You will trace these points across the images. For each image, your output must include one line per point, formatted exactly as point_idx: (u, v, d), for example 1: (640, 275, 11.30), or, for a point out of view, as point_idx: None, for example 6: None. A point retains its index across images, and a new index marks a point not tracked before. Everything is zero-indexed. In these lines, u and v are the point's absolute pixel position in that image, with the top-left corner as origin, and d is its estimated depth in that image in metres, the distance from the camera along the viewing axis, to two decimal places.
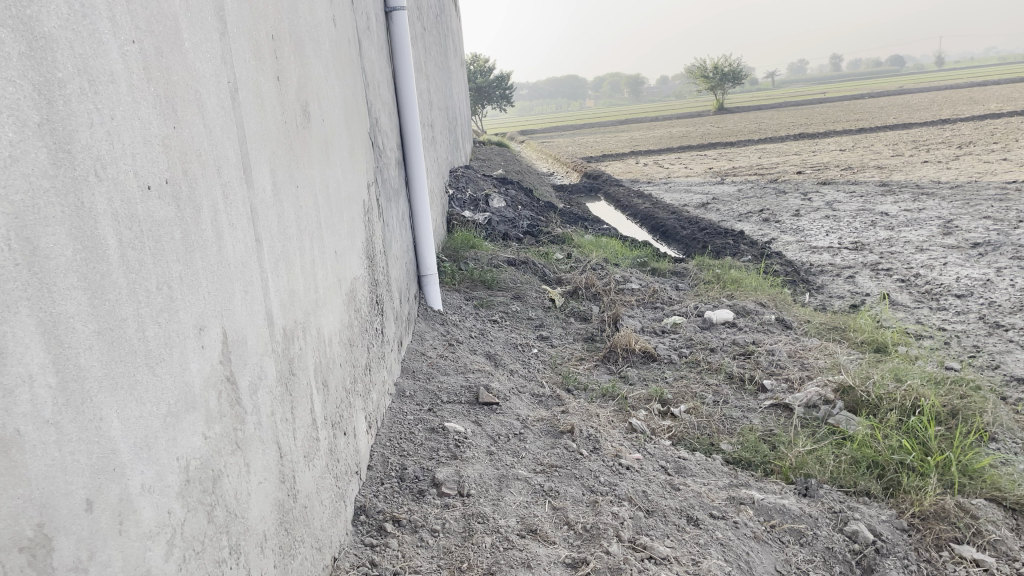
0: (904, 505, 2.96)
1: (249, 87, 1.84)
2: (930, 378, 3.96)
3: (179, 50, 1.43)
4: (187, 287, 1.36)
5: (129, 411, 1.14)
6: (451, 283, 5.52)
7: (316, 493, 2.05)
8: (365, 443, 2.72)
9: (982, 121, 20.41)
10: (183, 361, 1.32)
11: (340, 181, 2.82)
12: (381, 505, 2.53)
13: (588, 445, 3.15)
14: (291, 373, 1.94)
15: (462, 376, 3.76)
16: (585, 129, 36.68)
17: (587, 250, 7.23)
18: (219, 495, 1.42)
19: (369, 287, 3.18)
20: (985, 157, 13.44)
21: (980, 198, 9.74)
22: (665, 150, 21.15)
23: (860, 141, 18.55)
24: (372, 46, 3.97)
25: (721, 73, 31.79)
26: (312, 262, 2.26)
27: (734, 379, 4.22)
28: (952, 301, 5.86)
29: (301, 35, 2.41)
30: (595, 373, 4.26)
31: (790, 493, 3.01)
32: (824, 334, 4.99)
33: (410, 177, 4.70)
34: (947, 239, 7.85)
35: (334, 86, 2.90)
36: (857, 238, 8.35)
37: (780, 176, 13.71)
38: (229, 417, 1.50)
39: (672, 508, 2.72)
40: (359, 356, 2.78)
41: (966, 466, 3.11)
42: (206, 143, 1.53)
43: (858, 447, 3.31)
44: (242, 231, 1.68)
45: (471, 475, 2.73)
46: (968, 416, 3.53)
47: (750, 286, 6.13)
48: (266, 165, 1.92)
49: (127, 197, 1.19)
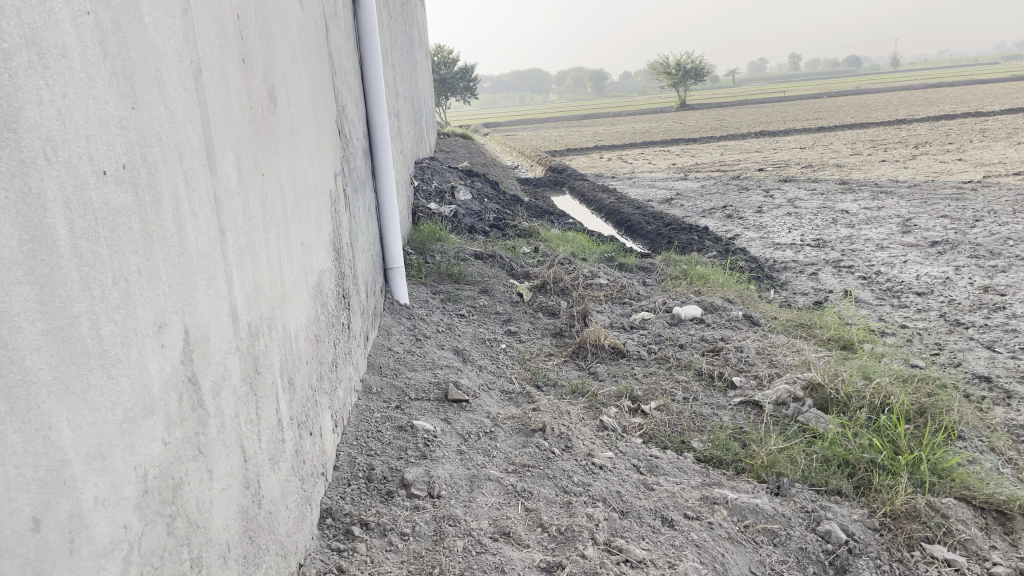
0: (875, 504, 2.96)
1: (214, 69, 1.73)
2: (897, 376, 3.98)
3: (138, 25, 1.32)
4: (146, 281, 1.26)
5: (81, 418, 1.04)
6: (417, 277, 5.42)
7: (281, 497, 1.95)
8: (331, 443, 2.63)
9: (936, 122, 20.81)
10: (142, 361, 1.22)
11: (306, 169, 2.71)
12: (348, 507, 2.44)
13: (560, 443, 3.10)
14: (255, 371, 1.84)
15: (430, 372, 3.67)
16: (548, 123, 36.66)
17: (554, 244, 7.19)
18: (180, 505, 1.32)
19: (335, 281, 3.08)
20: (941, 157, 13.67)
21: (937, 197, 9.89)
22: (628, 145, 21.22)
23: (820, 140, 18.77)
24: (339, 32, 3.85)
25: (684, 70, 31.87)
26: (277, 255, 2.15)
27: (703, 376, 4.19)
28: (913, 299, 5.92)
29: (266, 16, 2.29)
30: (564, 370, 4.21)
31: (763, 493, 2.99)
32: (791, 331, 4.99)
33: (376, 167, 4.59)
34: (906, 237, 7.96)
35: (301, 71, 2.78)
36: (819, 235, 8.42)
37: (742, 172, 13.82)
38: (191, 420, 1.40)
39: (647, 509, 2.67)
40: (325, 352, 2.68)
41: (935, 464, 3.12)
42: (168, 127, 1.42)
43: (829, 445, 3.31)
44: (205, 221, 1.58)
45: (442, 476, 2.65)
46: (936, 414, 3.56)
47: (717, 281, 6.12)
48: (230, 151, 1.81)
49: (80, 181, 1.09)
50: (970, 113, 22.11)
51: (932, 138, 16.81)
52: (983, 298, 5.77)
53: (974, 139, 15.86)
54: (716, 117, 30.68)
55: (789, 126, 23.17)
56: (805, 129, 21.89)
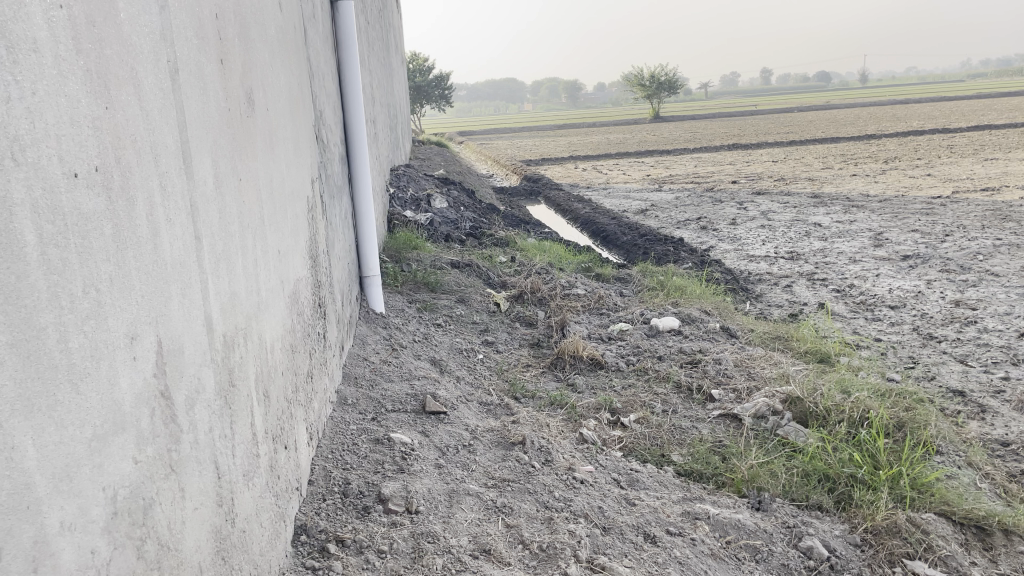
0: (856, 519, 2.95)
1: (191, 69, 1.67)
2: (876, 390, 3.99)
3: (113, 22, 1.26)
4: (117, 290, 1.19)
5: (47, 437, 0.97)
6: (394, 285, 5.36)
7: (255, 515, 1.88)
8: (306, 457, 2.56)
9: (905, 137, 21.14)
10: (113, 375, 1.15)
11: (284, 175, 2.65)
12: (323, 523, 2.37)
13: (540, 456, 3.05)
14: (230, 385, 1.76)
15: (407, 383, 3.59)
16: (522, 133, 36.73)
17: (531, 254, 7.15)
18: (151, 527, 1.25)
19: (312, 289, 3.01)
20: (910, 173, 13.86)
21: (907, 211, 10.01)
22: (603, 156, 21.28)
23: (792, 153, 18.96)
24: (318, 36, 3.79)
25: (657, 81, 32.11)
26: (254, 263, 2.09)
27: (682, 389, 4.16)
28: (886, 312, 5.97)
29: (245, 17, 2.23)
30: (543, 381, 4.16)
31: (744, 507, 2.97)
32: (768, 344, 4.99)
33: (354, 173, 4.52)
34: (878, 251, 8.04)
35: (279, 74, 2.72)
36: (793, 247, 8.47)
37: (715, 185, 13.89)
38: (164, 437, 1.34)
39: (628, 525, 2.63)
40: (301, 363, 2.62)
41: (915, 479, 3.13)
42: (142, 126, 1.36)
43: (809, 459, 3.30)
44: (181, 227, 1.51)
45: (420, 491, 2.58)
46: (914, 428, 3.57)
47: (694, 293, 6.12)
48: (207, 154, 1.74)
49: (49, 184, 1.02)
50: (937, 129, 22.50)
51: (901, 153, 17.07)
52: (954, 312, 5.83)
53: (942, 155, 16.14)
54: (690, 129, 30.85)
55: (761, 139, 23.45)
56: (777, 142, 22.11)
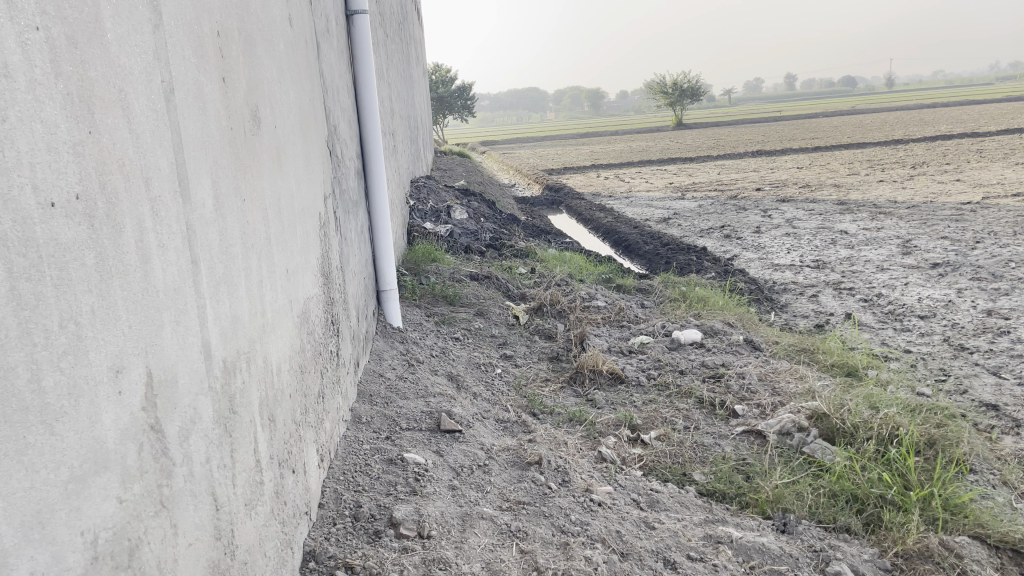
0: (886, 543, 2.84)
1: (189, 88, 1.62)
2: (905, 406, 3.86)
3: (99, 41, 1.22)
4: (101, 322, 1.14)
5: (15, 483, 0.92)
6: (411, 298, 5.31)
7: (258, 545, 1.82)
8: (316, 480, 2.50)
9: (932, 142, 20.78)
10: (94, 412, 1.10)
11: (293, 193, 2.60)
12: (333, 549, 2.31)
13: (557, 477, 2.98)
14: (231, 412, 1.71)
15: (422, 400, 3.53)
16: (542, 142, 36.73)
17: (551, 265, 7.08)
18: (138, 567, 1.20)
19: (324, 306, 2.97)
20: (938, 178, 13.61)
21: (936, 218, 9.80)
22: (626, 163, 21.15)
23: (817, 159, 18.71)
24: (332, 50, 3.76)
25: (680, 89, 31.93)
26: (258, 285, 2.04)
27: (705, 405, 4.06)
28: (915, 322, 5.82)
29: (251, 33, 2.19)
30: (561, 397, 4.09)
31: (769, 530, 2.87)
32: (793, 356, 4.88)
33: (370, 187, 4.48)
34: (906, 259, 7.86)
35: (288, 91, 2.68)
36: (819, 256, 8.31)
37: (739, 192, 13.70)
38: (154, 471, 1.29)
39: (648, 550, 2.55)
40: (311, 384, 2.57)
41: (947, 500, 3.02)
42: (132, 150, 1.31)
43: (837, 479, 3.20)
44: (176, 252, 1.46)
45: (433, 514, 2.52)
46: (946, 446, 3.45)
47: (717, 304, 6.00)
48: (206, 174, 1.70)
49: (22, 216, 0.98)
50: (966, 134, 22.12)
51: (929, 158, 16.82)
52: (986, 322, 5.66)
53: (972, 159, 15.84)
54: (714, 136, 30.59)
55: (784, 146, 23.20)
56: (802, 148, 21.85)
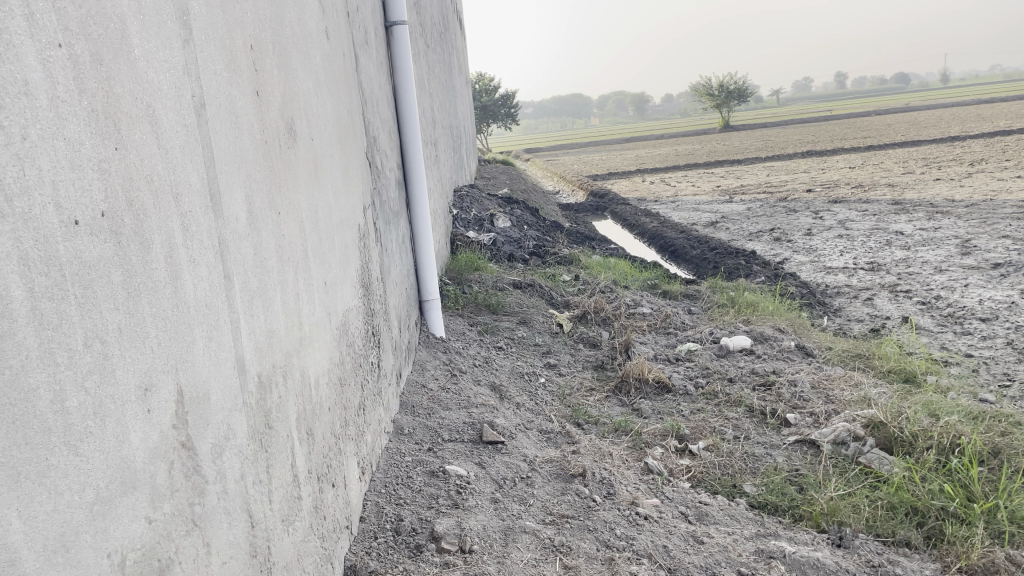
0: (948, 558, 2.72)
1: (220, 102, 1.61)
2: (967, 413, 3.70)
3: (125, 57, 1.21)
4: (127, 340, 1.13)
5: (37, 507, 0.91)
6: (454, 307, 5.29)
7: (296, 560, 1.81)
8: (357, 494, 2.48)
9: (993, 138, 20.11)
10: (121, 432, 1.09)
11: (331, 205, 2.59)
12: (374, 564, 2.29)
13: (602, 489, 2.92)
14: (267, 426, 1.70)
15: (464, 412, 3.50)
16: (587, 147, 36.58)
17: (596, 272, 7.01)
18: None
19: (364, 318, 2.96)
20: (999, 175, 13.15)
21: (997, 217, 9.45)
22: (672, 168, 20.91)
23: (870, 159, 18.24)
24: (371, 62, 3.76)
25: (726, 91, 31.51)
26: (295, 299, 2.03)
27: (755, 414, 3.95)
28: (977, 325, 5.59)
29: (286, 46, 2.19)
30: (607, 407, 4.02)
31: (823, 545, 2.76)
32: (847, 362, 4.72)
33: (411, 196, 4.47)
34: (966, 259, 7.58)
35: (325, 102, 2.68)
36: (873, 258, 8.08)
37: (789, 194, 13.41)
38: (185, 490, 1.27)
39: (696, 565, 2.47)
40: (351, 397, 2.55)
41: (1014, 512, 2.86)
42: (161, 165, 1.30)
43: (895, 491, 3.07)
44: (207, 268, 1.45)
45: (475, 529, 2.48)
46: (1012, 455, 3.28)
47: (766, 310, 5.85)
48: (239, 189, 1.69)
49: (44, 234, 0.97)
50: None
51: (987, 155, 16.28)
52: None
53: None
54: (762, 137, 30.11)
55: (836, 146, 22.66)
56: (854, 148, 21.33)
